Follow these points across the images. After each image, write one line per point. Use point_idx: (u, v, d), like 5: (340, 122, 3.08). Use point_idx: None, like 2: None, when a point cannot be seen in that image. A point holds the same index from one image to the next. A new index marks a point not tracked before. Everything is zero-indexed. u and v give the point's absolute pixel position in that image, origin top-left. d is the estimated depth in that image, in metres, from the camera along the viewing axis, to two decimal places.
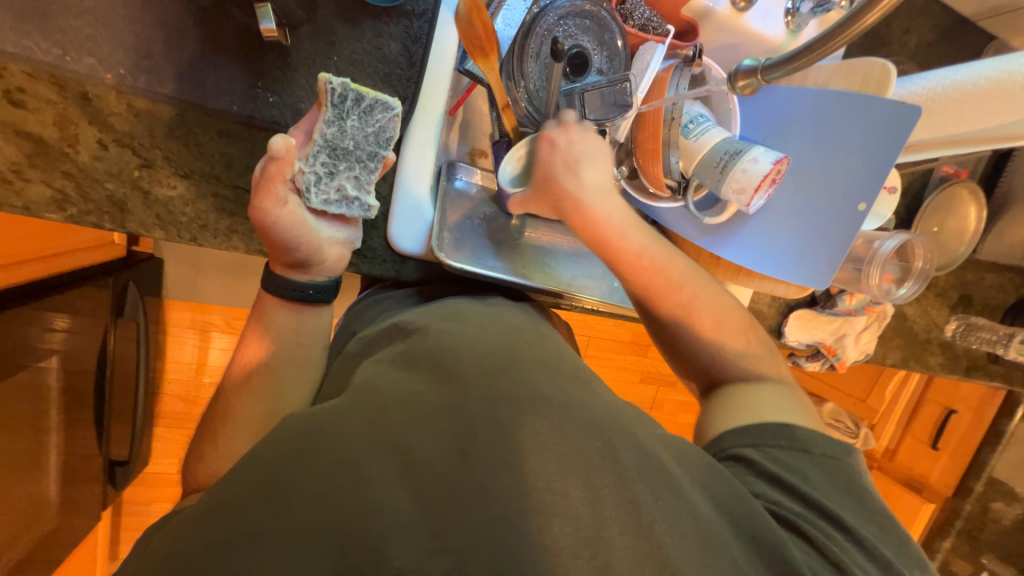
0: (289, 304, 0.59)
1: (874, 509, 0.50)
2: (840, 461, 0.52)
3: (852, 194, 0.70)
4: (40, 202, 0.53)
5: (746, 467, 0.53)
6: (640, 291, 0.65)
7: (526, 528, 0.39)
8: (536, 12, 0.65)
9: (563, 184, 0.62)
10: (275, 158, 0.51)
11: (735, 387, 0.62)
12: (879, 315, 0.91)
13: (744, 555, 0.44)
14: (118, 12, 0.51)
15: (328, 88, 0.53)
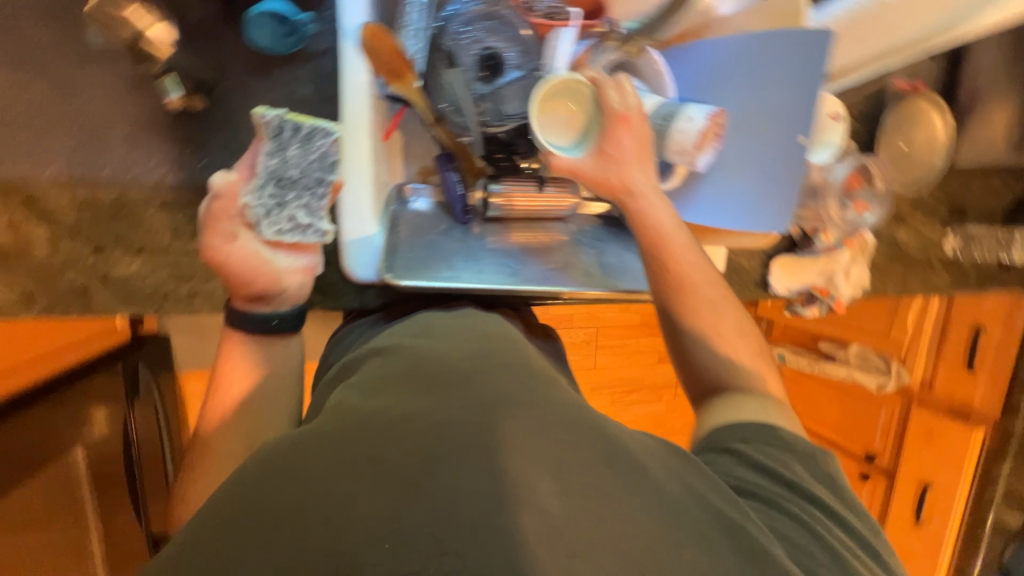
0: (256, 339, 0.61)
1: (848, 498, 0.51)
2: (819, 459, 0.53)
3: (791, 128, 0.68)
4: (8, 304, 0.56)
5: (735, 459, 0.52)
6: (675, 286, 0.62)
7: (493, 525, 0.38)
8: (439, 25, 0.67)
9: (631, 172, 0.62)
10: (219, 196, 0.55)
11: (728, 395, 0.59)
12: (862, 246, 0.88)
13: (717, 536, 0.43)
14: (45, 116, 0.54)
15: (265, 121, 0.55)
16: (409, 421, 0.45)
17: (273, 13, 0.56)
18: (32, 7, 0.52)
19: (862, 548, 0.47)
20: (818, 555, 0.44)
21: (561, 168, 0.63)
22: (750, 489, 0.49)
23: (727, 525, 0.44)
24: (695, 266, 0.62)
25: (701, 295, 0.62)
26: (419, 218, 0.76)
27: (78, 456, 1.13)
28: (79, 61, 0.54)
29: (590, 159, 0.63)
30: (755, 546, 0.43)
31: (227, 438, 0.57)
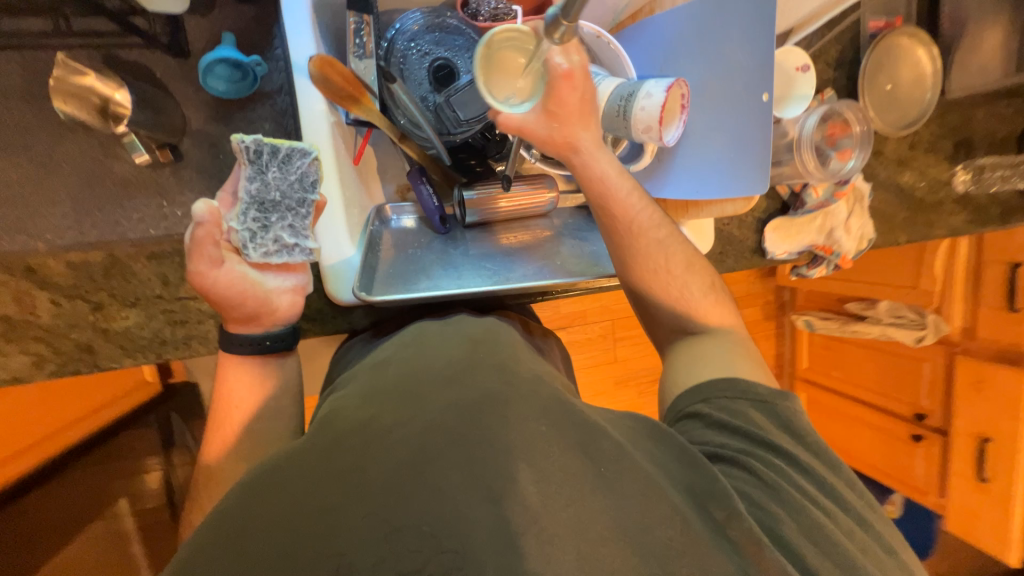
0: (252, 360, 0.61)
1: (811, 440, 0.55)
2: (780, 404, 0.57)
3: (751, 87, 0.66)
4: (24, 367, 0.60)
5: (699, 422, 0.57)
6: (621, 238, 0.64)
7: (477, 521, 0.40)
8: (386, 45, 0.68)
9: (575, 129, 0.61)
10: (201, 222, 0.53)
11: (688, 338, 0.65)
12: (856, 195, 0.84)
13: (686, 507, 0.45)
14: (31, 190, 0.58)
15: (242, 146, 0.55)
16: (393, 431, 0.46)
17: (221, 59, 0.57)
18: (6, 91, 0.56)
19: (824, 491, 0.51)
20: (778, 510, 0.48)
21: (509, 124, 0.60)
22: (712, 451, 0.53)
23: (696, 498, 0.47)
24: (642, 220, 0.64)
25: (654, 233, 0.65)
26: (401, 237, 0.78)
27: (124, 508, 1.18)
28: (56, 134, 0.57)
29: (536, 116, 0.60)
30: (725, 516, 0.45)
31: (229, 462, 0.57)
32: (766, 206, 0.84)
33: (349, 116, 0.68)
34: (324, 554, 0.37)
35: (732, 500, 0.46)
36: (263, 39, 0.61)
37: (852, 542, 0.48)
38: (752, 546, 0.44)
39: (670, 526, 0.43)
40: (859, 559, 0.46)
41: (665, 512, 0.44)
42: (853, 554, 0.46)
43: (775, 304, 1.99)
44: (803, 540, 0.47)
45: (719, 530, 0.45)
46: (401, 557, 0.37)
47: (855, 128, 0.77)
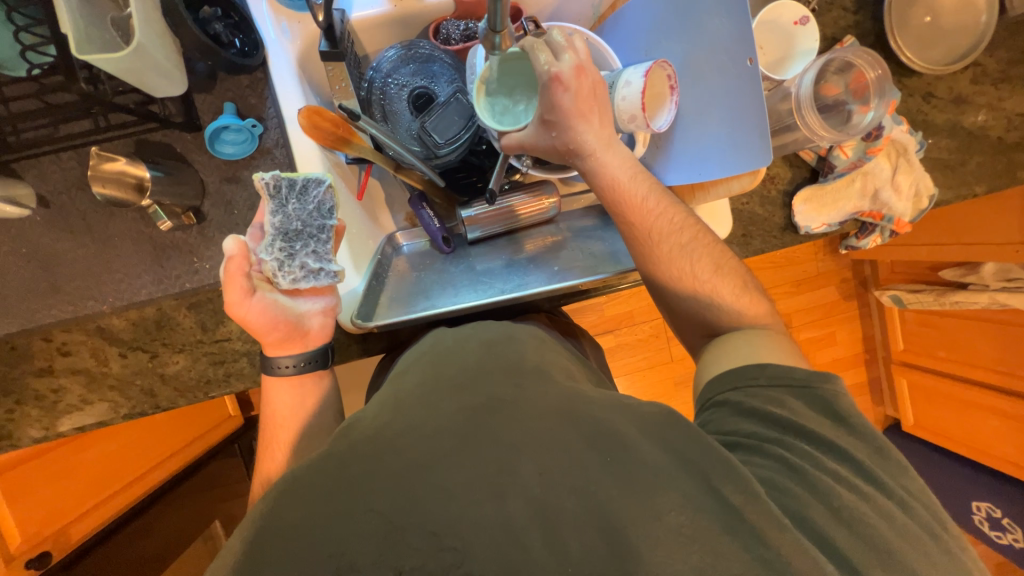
0: (291, 380, 0.64)
1: (857, 424, 0.47)
2: (820, 388, 0.49)
3: (736, 54, 0.62)
4: (104, 412, 0.71)
5: (725, 410, 0.50)
6: (633, 241, 0.61)
7: (476, 516, 0.38)
8: (367, 86, 0.73)
9: (580, 134, 0.58)
10: (231, 256, 0.58)
11: (721, 337, 0.59)
12: (898, 148, 0.73)
13: (696, 492, 0.40)
14: (92, 262, 0.68)
15: (264, 184, 0.60)
16: (387, 437, 0.46)
17: (225, 126, 0.66)
18: (68, 185, 0.67)
19: (863, 476, 0.44)
20: (809, 498, 0.42)
21: (512, 146, 0.62)
22: (734, 441, 0.47)
23: (709, 480, 0.40)
24: (655, 206, 0.61)
25: (675, 240, 0.60)
26: (410, 261, 0.81)
27: (217, 526, 1.35)
28: (108, 212, 0.68)
29: (535, 130, 0.59)
30: (742, 499, 0.39)
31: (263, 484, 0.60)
32: (791, 176, 0.77)
33: (348, 157, 0.74)
34: (324, 553, 0.36)
35: (749, 482, 0.40)
36: (258, 101, 0.69)
37: (893, 527, 0.41)
38: (775, 532, 0.38)
39: (682, 513, 0.39)
40: (895, 544, 0.40)
41: (676, 497, 0.39)
42: (890, 540, 0.40)
43: (855, 281, 1.76)
44: (831, 523, 0.41)
45: (735, 516, 0.39)
46: (399, 556, 0.36)
47: (868, 78, 0.65)
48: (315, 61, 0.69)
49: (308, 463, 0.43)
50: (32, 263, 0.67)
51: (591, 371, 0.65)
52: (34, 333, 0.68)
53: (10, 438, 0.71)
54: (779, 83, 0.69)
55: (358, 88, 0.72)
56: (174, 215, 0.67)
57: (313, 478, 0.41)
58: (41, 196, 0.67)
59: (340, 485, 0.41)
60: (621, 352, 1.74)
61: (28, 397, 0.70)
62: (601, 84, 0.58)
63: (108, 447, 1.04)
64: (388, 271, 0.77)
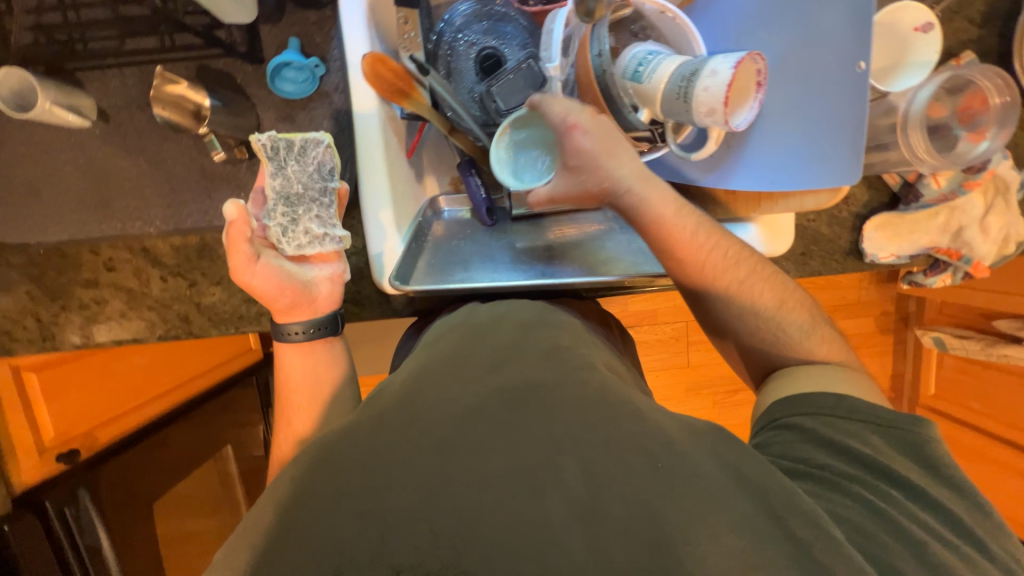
0: (302, 347, 0.63)
1: (947, 470, 0.45)
2: (911, 430, 0.47)
3: (844, 57, 0.58)
4: (142, 331, 0.73)
5: (794, 436, 0.49)
6: (675, 269, 0.59)
7: (515, 505, 0.38)
8: (435, 39, 0.70)
9: (605, 168, 0.57)
10: (232, 222, 0.55)
11: (785, 368, 0.56)
12: (997, 185, 0.66)
13: (756, 516, 0.39)
14: (145, 183, 0.68)
15: (261, 144, 0.58)
16: (423, 410, 0.46)
17: (287, 63, 0.64)
18: (128, 102, 0.67)
19: (958, 532, 0.42)
20: (895, 545, 0.40)
21: (540, 200, 0.63)
22: (808, 471, 0.45)
23: (771, 508, 0.40)
24: (711, 239, 0.58)
25: (725, 274, 0.57)
26: (453, 227, 0.79)
27: (229, 450, 1.32)
28: (165, 135, 0.67)
29: (562, 179, 0.60)
30: (812, 536, 0.38)
31: (285, 433, 0.60)
32: (867, 199, 0.71)
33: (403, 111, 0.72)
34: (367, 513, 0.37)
35: (821, 519, 0.40)
36: (323, 41, 0.66)
37: None
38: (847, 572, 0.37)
39: (739, 537, 0.38)
40: None
41: (731, 519, 0.39)
42: None
43: (895, 316, 1.69)
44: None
45: (803, 553, 0.38)
46: (435, 526, 0.37)
47: (991, 102, 0.59)
48: (387, 5, 0.67)
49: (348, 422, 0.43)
50: (88, 176, 0.68)
51: (626, 368, 0.63)
52: (82, 244, 0.70)
53: (52, 341, 0.73)
54: (885, 94, 0.63)
55: (426, 41, 0.69)
56: (228, 147, 0.67)
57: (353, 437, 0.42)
58: (102, 110, 0.66)
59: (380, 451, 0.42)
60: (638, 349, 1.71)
61: (72, 305, 0.72)
62: (603, 123, 0.58)
63: (136, 360, 1.11)
64: (426, 236, 0.75)
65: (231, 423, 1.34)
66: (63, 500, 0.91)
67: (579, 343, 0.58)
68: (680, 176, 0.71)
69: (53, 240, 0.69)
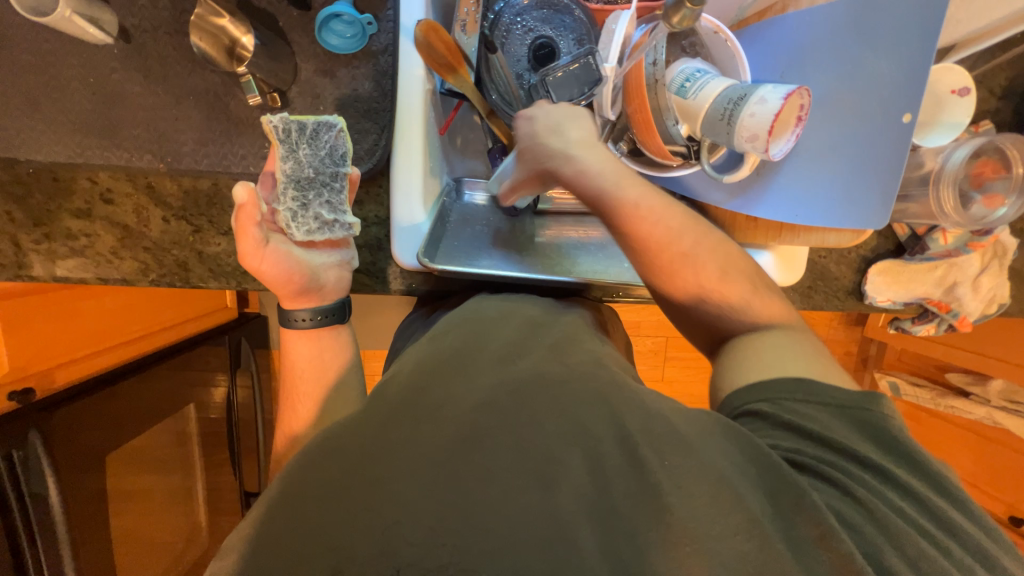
0: (308, 334, 0.60)
1: (913, 455, 0.43)
2: (867, 408, 0.46)
3: (891, 107, 0.59)
4: (132, 273, 0.68)
5: (760, 423, 0.47)
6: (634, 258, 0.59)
7: (529, 510, 0.35)
8: (493, 17, 0.68)
9: (542, 144, 0.59)
10: (242, 205, 0.53)
11: (736, 341, 0.56)
12: (995, 250, 0.72)
13: (760, 510, 0.38)
14: (159, 115, 0.63)
15: (272, 127, 0.54)
16: (436, 397, 0.42)
17: (338, 14, 0.61)
18: (155, 25, 0.62)
19: (933, 519, 0.40)
20: (878, 536, 0.39)
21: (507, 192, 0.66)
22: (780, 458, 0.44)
23: (775, 503, 0.38)
24: (650, 212, 0.57)
25: (676, 247, 0.57)
26: (472, 209, 0.77)
27: (191, 412, 1.26)
28: (189, 66, 0.63)
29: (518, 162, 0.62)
30: (816, 533, 0.37)
31: (291, 406, 0.57)
32: (876, 245, 0.74)
33: (444, 85, 0.70)
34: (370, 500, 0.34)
35: (823, 513, 0.37)
36: None
37: None
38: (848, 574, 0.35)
39: (745, 539, 0.36)
40: None
41: (739, 521, 0.36)
42: None
43: (856, 358, 1.78)
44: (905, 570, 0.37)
45: (800, 546, 0.37)
46: (448, 512, 0.34)
47: (1016, 171, 0.64)
48: None
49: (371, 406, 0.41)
50: (97, 96, 0.63)
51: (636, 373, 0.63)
52: (80, 169, 0.64)
53: (27, 269, 0.67)
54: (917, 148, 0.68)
55: (484, 18, 0.67)
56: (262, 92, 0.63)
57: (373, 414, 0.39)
58: (124, 28, 0.61)
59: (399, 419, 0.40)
60: None
61: (58, 234, 0.67)
62: (561, 106, 0.61)
63: (106, 302, 1.04)
64: (449, 219, 0.73)
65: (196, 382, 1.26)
66: (14, 444, 0.84)
67: (593, 338, 0.57)
68: (705, 197, 0.74)
69: (47, 159, 0.63)
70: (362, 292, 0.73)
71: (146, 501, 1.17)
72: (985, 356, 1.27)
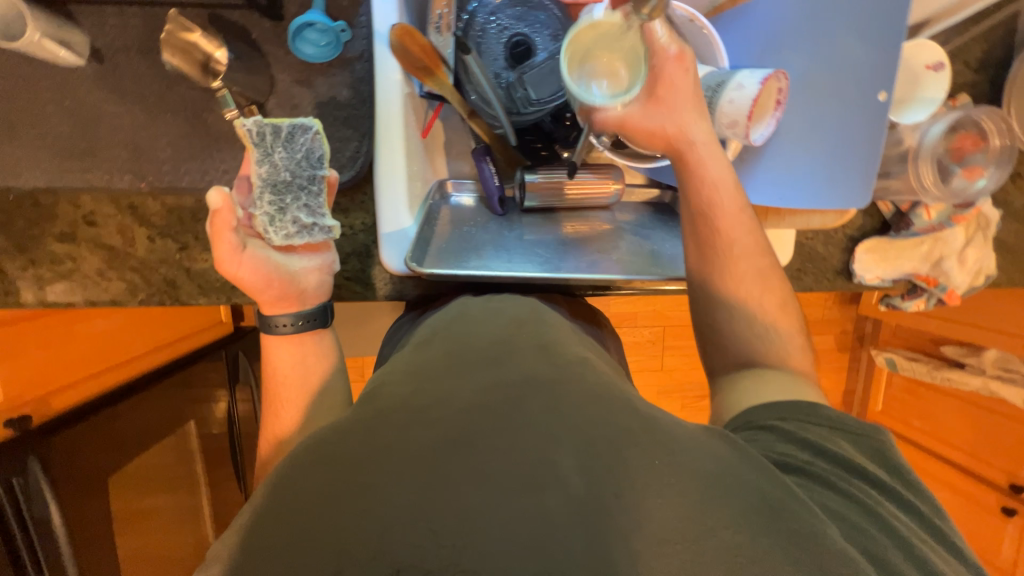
0: (290, 339, 0.59)
1: (909, 479, 0.44)
2: (874, 438, 0.46)
3: (866, 86, 0.61)
4: (120, 294, 0.68)
5: (774, 436, 0.47)
6: (725, 249, 0.58)
7: (518, 509, 0.35)
8: (466, 18, 0.67)
9: (688, 125, 0.56)
10: (217, 209, 0.52)
11: (747, 372, 0.55)
12: (978, 222, 0.72)
13: (753, 513, 0.37)
14: (137, 134, 0.63)
15: (245, 130, 0.54)
16: (426, 405, 0.42)
17: (310, 24, 0.60)
18: (127, 44, 0.61)
19: (931, 532, 0.41)
20: (883, 540, 0.38)
21: (609, 123, 0.57)
22: (791, 465, 0.43)
23: (767, 500, 0.38)
24: (747, 217, 0.58)
25: (759, 252, 0.58)
26: (461, 210, 0.77)
27: (192, 428, 1.25)
28: (164, 84, 0.63)
29: (640, 107, 0.55)
30: (807, 531, 0.36)
31: (280, 414, 0.56)
32: (862, 224, 0.75)
33: (423, 89, 0.68)
34: (358, 511, 0.34)
35: (815, 516, 0.37)
36: (349, 5, 0.64)
37: None
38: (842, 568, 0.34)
39: (739, 531, 0.35)
40: None
41: (727, 514, 0.36)
42: None
43: (853, 335, 1.79)
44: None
45: (798, 542, 0.36)
46: (437, 520, 0.34)
47: (993, 142, 0.66)
48: None
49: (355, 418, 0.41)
50: (73, 118, 0.62)
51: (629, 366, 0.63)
52: (62, 194, 0.64)
53: (14, 296, 0.67)
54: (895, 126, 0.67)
55: (457, 18, 0.66)
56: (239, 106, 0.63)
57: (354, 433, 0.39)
58: (95, 49, 0.61)
59: (390, 424, 0.40)
60: None
61: (43, 259, 0.66)
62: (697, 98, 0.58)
63: (97, 324, 1.05)
64: (437, 220, 0.73)
65: (195, 399, 1.25)
66: (12, 470, 0.83)
67: (579, 336, 0.58)
68: None
69: (27, 185, 0.63)
70: (353, 300, 0.73)
71: (151, 520, 1.17)
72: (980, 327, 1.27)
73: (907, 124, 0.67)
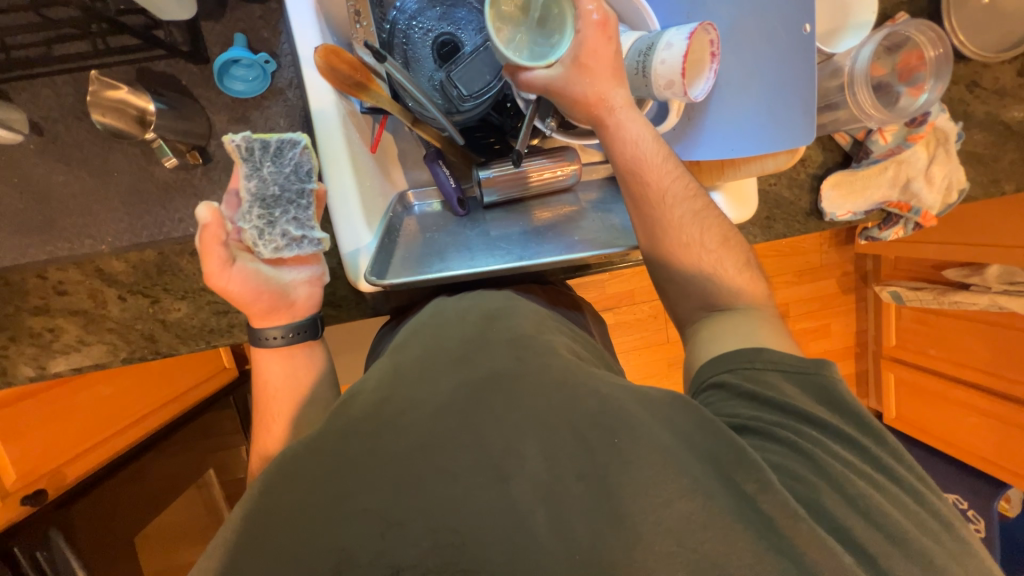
0: (281, 351, 0.59)
1: (855, 410, 0.45)
2: (819, 375, 0.46)
3: (791, 18, 0.59)
4: (103, 356, 0.69)
5: (724, 393, 0.48)
6: (662, 209, 0.56)
7: (483, 501, 0.36)
8: (389, 27, 0.68)
9: (608, 91, 0.55)
10: (206, 225, 0.50)
11: (704, 320, 0.56)
12: (938, 138, 0.71)
13: (707, 476, 0.38)
14: (91, 198, 0.65)
15: (235, 146, 0.51)
16: (390, 414, 0.42)
17: (235, 59, 0.62)
18: (64, 113, 0.63)
19: (877, 467, 0.42)
20: (823, 486, 0.40)
21: (535, 85, 0.55)
22: (739, 424, 0.45)
23: (718, 464, 0.39)
24: (675, 172, 0.57)
25: (692, 203, 0.56)
26: (426, 218, 0.77)
27: (213, 478, 1.26)
28: (107, 145, 0.64)
29: (563, 75, 0.54)
30: (755, 488, 0.37)
31: (266, 445, 0.56)
32: (823, 160, 0.74)
33: (363, 105, 0.69)
34: (326, 531, 0.35)
35: (763, 470, 0.38)
36: (271, 36, 0.65)
37: (908, 517, 0.39)
38: (789, 522, 0.36)
39: (690, 499, 0.36)
40: (916, 538, 0.38)
41: (682, 482, 0.37)
42: (908, 531, 0.38)
43: (855, 275, 1.75)
44: (850, 514, 0.39)
45: (746, 503, 0.37)
46: (405, 522, 0.35)
47: (926, 55, 0.65)
48: None
49: (318, 437, 0.41)
50: (27, 194, 0.64)
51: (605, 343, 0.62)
52: (28, 269, 0.65)
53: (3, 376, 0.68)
54: (830, 56, 0.67)
55: (380, 29, 0.68)
56: (180, 152, 0.64)
57: (318, 454, 0.39)
58: (34, 123, 0.62)
59: (353, 434, 0.40)
60: (618, 330, 1.73)
61: (23, 335, 0.68)
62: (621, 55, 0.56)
63: (102, 392, 0.97)
64: (399, 231, 0.72)
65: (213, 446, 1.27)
66: (36, 543, 0.88)
67: (549, 319, 0.58)
68: None
69: None
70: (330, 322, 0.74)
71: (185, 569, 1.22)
72: (975, 245, 1.24)
73: (839, 56, 0.67)
